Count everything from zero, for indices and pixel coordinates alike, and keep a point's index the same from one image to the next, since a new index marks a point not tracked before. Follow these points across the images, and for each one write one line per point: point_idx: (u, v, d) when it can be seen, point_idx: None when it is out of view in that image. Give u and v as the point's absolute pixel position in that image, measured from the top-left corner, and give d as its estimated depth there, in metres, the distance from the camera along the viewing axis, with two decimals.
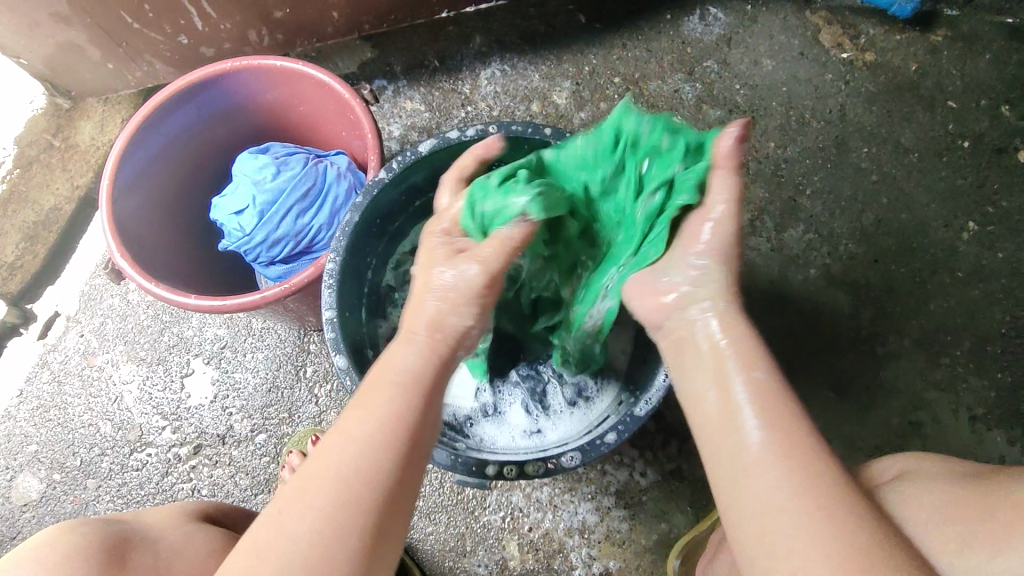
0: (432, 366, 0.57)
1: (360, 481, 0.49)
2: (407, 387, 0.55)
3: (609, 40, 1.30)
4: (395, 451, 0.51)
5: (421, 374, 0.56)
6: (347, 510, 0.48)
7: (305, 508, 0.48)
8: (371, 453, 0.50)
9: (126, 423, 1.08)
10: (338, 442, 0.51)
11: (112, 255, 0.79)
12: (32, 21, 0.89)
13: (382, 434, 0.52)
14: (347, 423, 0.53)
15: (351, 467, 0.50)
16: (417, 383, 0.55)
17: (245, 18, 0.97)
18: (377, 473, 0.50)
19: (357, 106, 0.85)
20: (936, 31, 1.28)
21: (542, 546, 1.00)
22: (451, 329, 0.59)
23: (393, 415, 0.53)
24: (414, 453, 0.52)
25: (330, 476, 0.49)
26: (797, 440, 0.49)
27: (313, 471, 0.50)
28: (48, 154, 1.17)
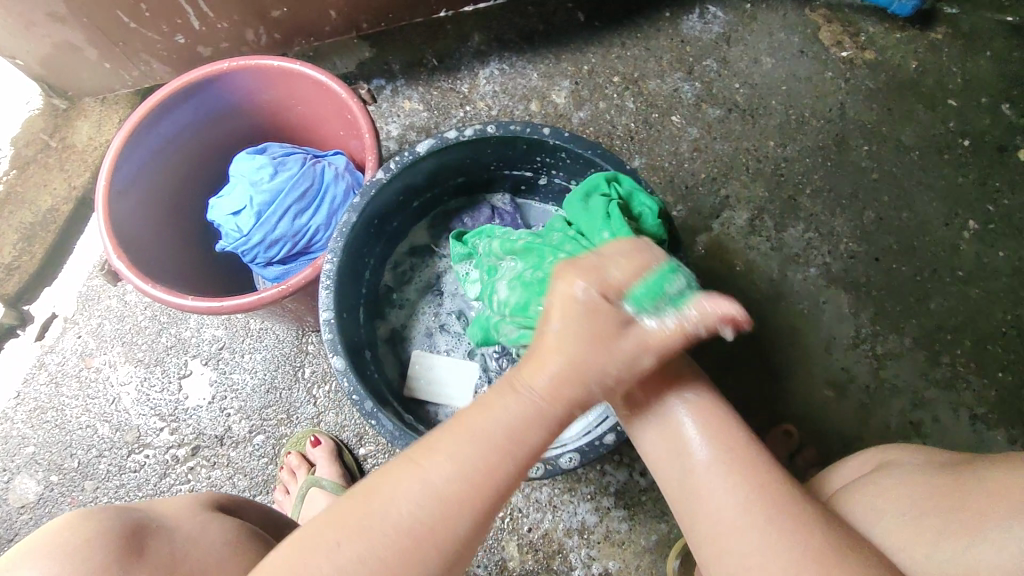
0: (533, 436, 0.53)
1: (430, 538, 0.49)
2: (503, 453, 0.52)
3: (608, 39, 1.29)
4: (472, 516, 0.51)
5: (521, 436, 0.52)
6: (406, 567, 0.49)
7: (363, 553, 0.48)
8: (449, 514, 0.50)
9: (124, 425, 1.07)
10: (415, 490, 0.50)
11: (110, 257, 0.78)
12: (28, 21, 0.89)
13: (462, 495, 0.50)
14: (426, 475, 0.51)
15: (425, 524, 0.49)
16: (515, 449, 0.52)
17: (243, 18, 0.97)
18: (446, 536, 0.50)
19: (354, 105, 0.85)
20: (936, 29, 1.27)
21: (542, 547, 1.00)
22: (579, 396, 0.54)
23: (482, 477, 0.51)
24: (487, 517, 0.52)
25: (396, 528, 0.49)
26: (737, 454, 0.57)
27: (383, 516, 0.50)
28: (45, 154, 1.17)
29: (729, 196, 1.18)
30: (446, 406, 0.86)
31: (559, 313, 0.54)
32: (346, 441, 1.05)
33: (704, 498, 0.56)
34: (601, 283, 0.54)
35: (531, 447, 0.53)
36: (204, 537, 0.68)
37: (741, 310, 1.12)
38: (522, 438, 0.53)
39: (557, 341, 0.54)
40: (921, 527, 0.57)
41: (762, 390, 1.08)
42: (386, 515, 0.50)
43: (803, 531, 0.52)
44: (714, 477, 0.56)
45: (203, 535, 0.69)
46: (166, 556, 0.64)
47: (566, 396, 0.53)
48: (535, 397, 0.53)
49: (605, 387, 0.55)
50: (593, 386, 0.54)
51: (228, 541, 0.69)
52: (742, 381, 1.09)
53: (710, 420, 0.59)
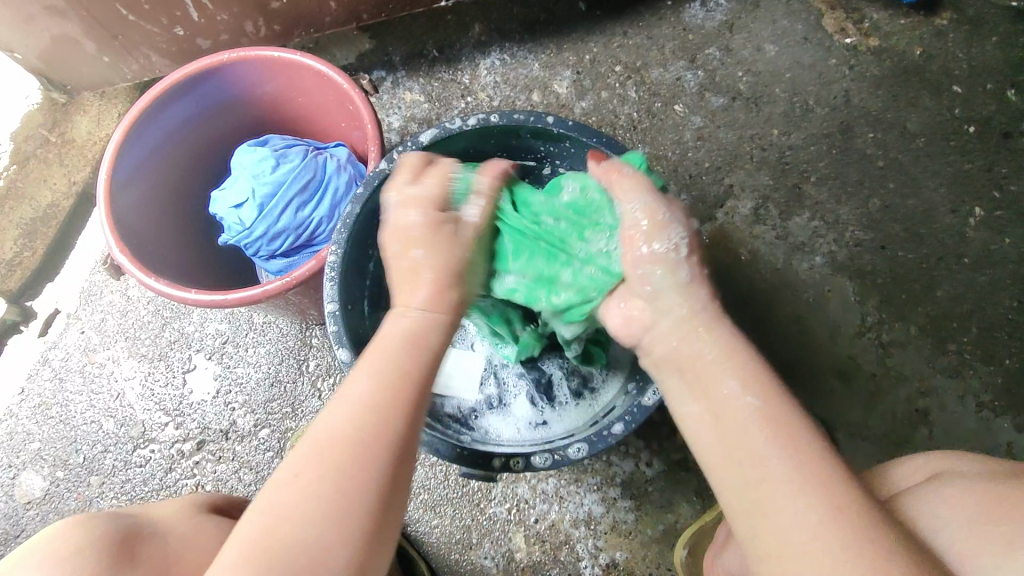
0: (434, 334, 0.60)
1: (368, 440, 0.52)
2: (412, 354, 0.58)
3: (610, 28, 1.28)
4: (400, 413, 0.54)
5: (418, 340, 0.59)
6: (361, 469, 0.51)
7: (320, 469, 0.51)
8: (378, 414, 0.53)
9: (128, 420, 1.07)
10: (344, 403, 0.54)
11: (112, 252, 0.78)
12: (25, 15, 0.88)
13: (383, 393, 0.55)
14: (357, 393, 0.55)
15: (360, 424, 0.53)
16: (418, 346, 0.59)
17: (242, 9, 0.96)
18: (388, 437, 0.53)
19: (356, 97, 0.85)
20: (941, 14, 1.26)
21: (548, 538, 1.00)
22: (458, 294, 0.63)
23: (397, 372, 0.56)
24: (417, 410, 0.56)
25: (347, 445, 0.52)
26: (810, 461, 0.49)
27: (321, 433, 0.53)
28: (45, 149, 1.16)
29: (733, 185, 1.18)
30: (449, 396, 0.84)
31: (409, 245, 0.63)
32: None
33: (777, 518, 0.48)
34: (422, 208, 0.64)
35: (432, 347, 0.59)
36: (199, 542, 0.66)
37: (746, 300, 1.11)
38: (417, 334, 0.59)
39: (414, 253, 0.62)
40: (985, 540, 0.53)
41: None
42: (324, 430, 0.53)
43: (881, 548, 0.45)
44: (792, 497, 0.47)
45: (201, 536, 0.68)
46: (159, 562, 0.62)
47: (447, 297, 0.62)
48: (418, 307, 0.61)
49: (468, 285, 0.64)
50: (453, 285, 0.63)
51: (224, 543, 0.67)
52: None
53: (783, 424, 0.51)
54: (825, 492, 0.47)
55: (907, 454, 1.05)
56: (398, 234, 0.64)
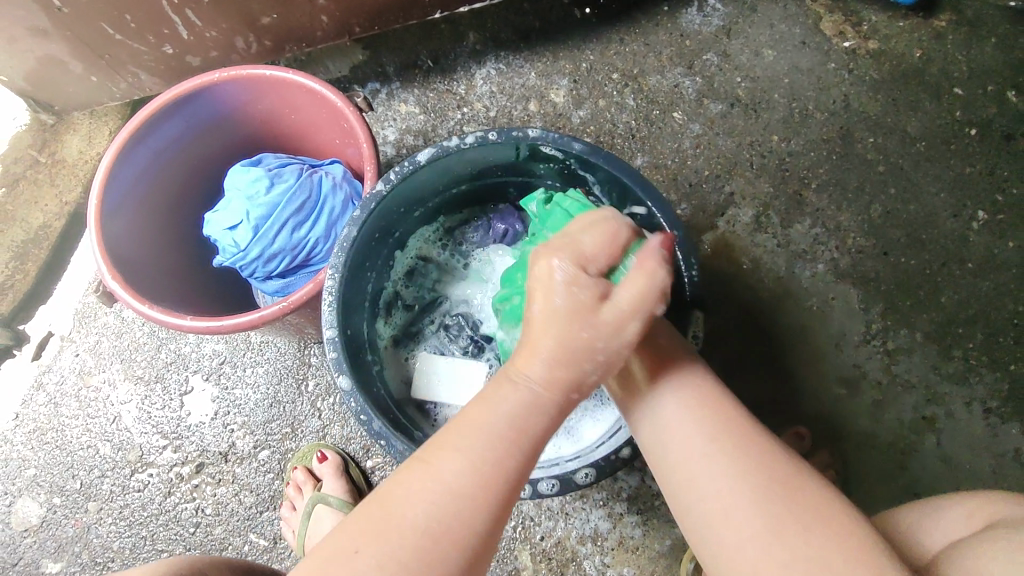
0: (542, 421, 0.54)
1: (450, 554, 0.49)
2: (508, 445, 0.52)
3: (606, 34, 1.27)
4: (487, 509, 0.51)
5: (522, 428, 0.53)
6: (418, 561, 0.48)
7: (379, 554, 0.48)
8: (467, 506, 0.50)
9: (125, 444, 1.05)
10: (440, 509, 0.50)
11: (104, 279, 0.77)
12: (9, 36, 0.86)
13: (475, 485, 0.51)
14: (438, 468, 0.51)
15: (423, 522, 0.49)
16: (517, 443, 0.53)
17: (231, 25, 0.94)
18: (459, 531, 0.50)
19: (351, 115, 0.83)
20: (940, 16, 1.25)
21: (554, 555, 1.00)
22: (577, 381, 0.54)
23: (475, 480, 0.51)
24: (497, 530, 0.52)
25: (413, 534, 0.49)
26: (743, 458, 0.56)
27: (390, 503, 0.51)
28: (35, 169, 1.14)
29: (734, 192, 1.17)
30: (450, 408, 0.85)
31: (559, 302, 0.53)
32: (352, 454, 1.04)
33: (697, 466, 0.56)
34: (574, 257, 0.54)
35: (530, 437, 0.53)
36: None
37: (749, 310, 1.11)
38: (514, 435, 0.53)
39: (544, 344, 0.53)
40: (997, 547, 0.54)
41: (771, 390, 1.08)
42: (399, 510, 0.50)
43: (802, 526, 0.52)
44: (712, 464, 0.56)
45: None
46: None
47: (562, 384, 0.53)
48: (518, 408, 0.53)
49: (586, 367, 0.54)
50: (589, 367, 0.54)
51: None
52: (752, 380, 1.08)
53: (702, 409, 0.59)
54: (736, 448, 0.56)
55: (914, 463, 1.04)
56: (573, 249, 0.55)
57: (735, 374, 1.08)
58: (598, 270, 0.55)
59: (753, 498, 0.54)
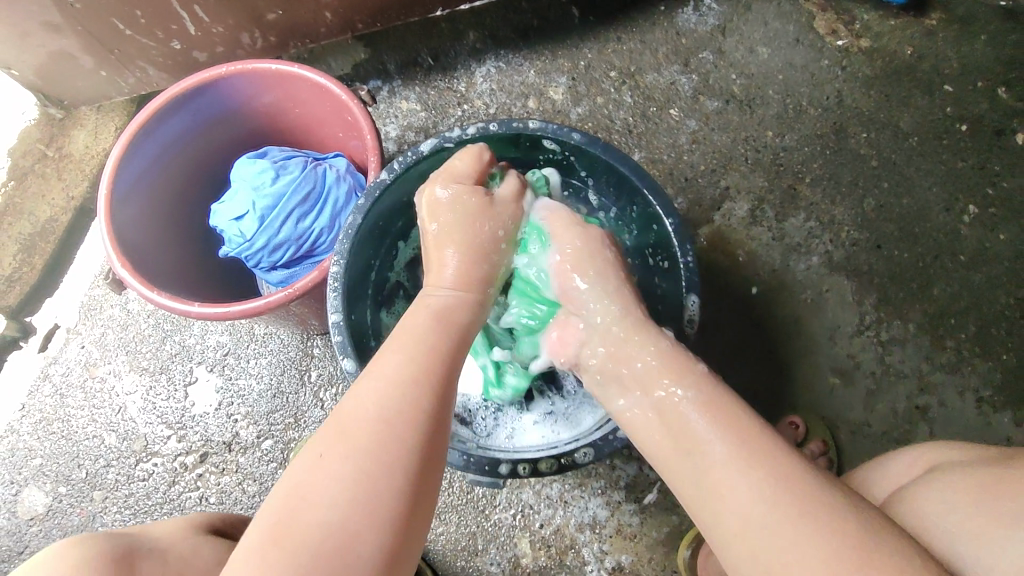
0: (462, 321, 0.66)
1: (398, 427, 0.55)
2: (436, 345, 0.62)
3: (603, 33, 1.29)
4: (428, 394, 0.58)
5: (443, 325, 0.65)
6: (380, 451, 0.53)
7: (341, 453, 0.53)
8: (409, 391, 0.57)
9: (130, 434, 1.07)
10: (385, 398, 0.56)
11: (113, 266, 0.79)
12: (22, 31, 0.92)
13: (413, 373, 0.59)
14: (378, 367, 0.59)
15: (376, 420, 0.54)
16: (444, 334, 0.64)
17: (237, 22, 1.00)
18: (402, 413, 0.55)
19: (355, 107, 0.85)
20: (931, 15, 1.27)
21: (554, 543, 1.02)
22: (475, 276, 0.70)
23: (411, 367, 0.59)
24: (441, 423, 0.58)
25: (366, 420, 0.55)
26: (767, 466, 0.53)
27: (346, 408, 0.56)
28: (43, 163, 1.15)
29: (729, 187, 1.19)
30: None
31: (434, 216, 0.72)
32: None
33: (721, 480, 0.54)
34: (453, 180, 0.73)
35: (454, 334, 0.65)
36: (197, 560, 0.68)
37: (744, 302, 1.12)
38: (439, 331, 0.63)
39: (445, 252, 0.70)
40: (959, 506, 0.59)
41: (766, 380, 1.09)
42: (352, 408, 0.56)
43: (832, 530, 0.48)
44: (768, 524, 0.50)
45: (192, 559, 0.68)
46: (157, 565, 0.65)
47: (471, 281, 0.70)
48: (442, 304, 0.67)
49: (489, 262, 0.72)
50: (481, 266, 0.71)
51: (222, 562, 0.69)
52: (748, 370, 1.10)
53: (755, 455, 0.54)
54: (755, 458, 0.54)
55: None
56: (446, 171, 0.74)
57: (731, 364, 1.10)
58: (469, 185, 0.74)
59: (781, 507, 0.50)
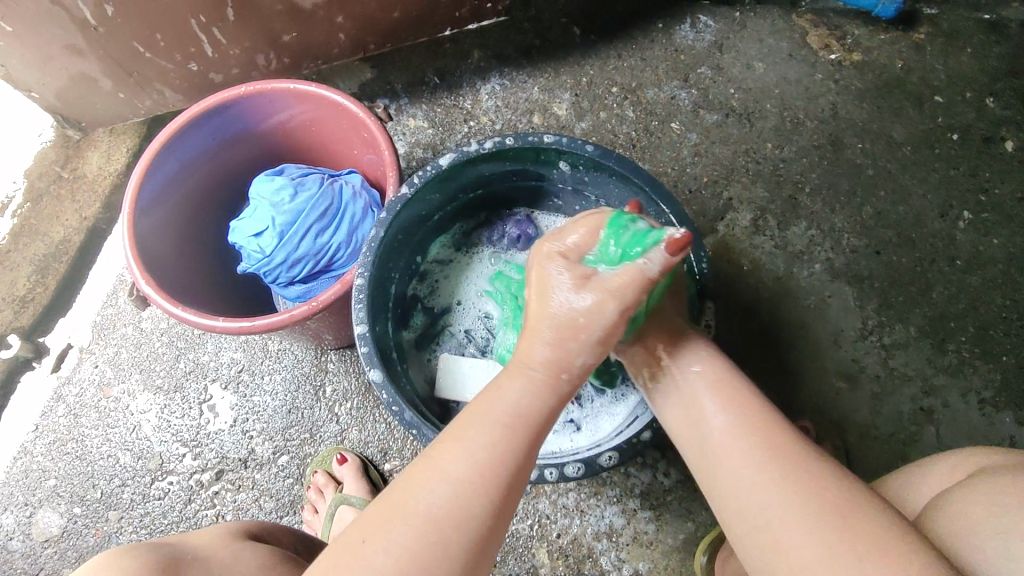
0: (544, 407, 0.58)
1: (452, 532, 0.51)
2: (512, 432, 0.56)
3: (604, 50, 1.33)
4: (490, 495, 0.53)
5: (526, 417, 0.57)
6: (429, 552, 0.50)
7: (389, 543, 0.50)
8: (469, 491, 0.52)
9: (145, 453, 1.07)
10: (443, 494, 0.52)
11: (137, 283, 0.80)
12: (45, 54, 0.96)
13: (481, 470, 0.53)
14: (439, 456, 0.54)
15: (434, 513, 0.51)
16: (523, 431, 0.56)
17: (253, 44, 1.06)
18: (465, 517, 0.51)
19: (372, 124, 0.87)
20: (918, 29, 1.32)
21: (571, 552, 1.02)
22: (571, 367, 0.60)
23: (478, 463, 0.54)
24: (500, 517, 0.54)
25: (418, 520, 0.51)
26: (767, 439, 0.56)
27: (401, 495, 0.53)
28: (57, 185, 1.17)
29: (731, 198, 1.22)
30: None
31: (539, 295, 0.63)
32: (371, 458, 1.05)
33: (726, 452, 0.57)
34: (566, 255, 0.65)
35: (535, 426, 0.57)
36: (238, 565, 0.70)
37: (751, 310, 1.15)
38: (522, 427, 0.56)
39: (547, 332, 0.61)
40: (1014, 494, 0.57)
41: (774, 386, 1.12)
42: (408, 500, 0.52)
43: (812, 500, 0.52)
44: (757, 481, 0.54)
45: (237, 564, 0.70)
46: None
47: (563, 374, 0.60)
48: (522, 398, 0.58)
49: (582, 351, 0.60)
50: (579, 356, 0.60)
51: (261, 566, 0.71)
52: (755, 376, 1.12)
53: (759, 436, 0.57)
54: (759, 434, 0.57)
55: (915, 453, 1.08)
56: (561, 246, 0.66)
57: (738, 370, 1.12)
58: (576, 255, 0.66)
59: (772, 476, 0.54)
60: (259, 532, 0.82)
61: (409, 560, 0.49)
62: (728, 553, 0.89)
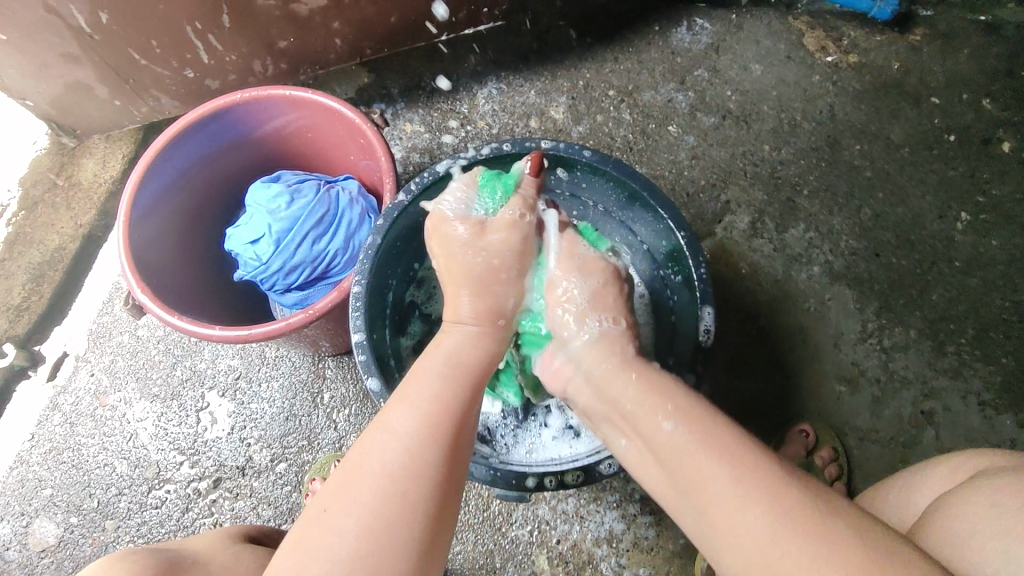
0: (473, 355, 0.67)
1: (412, 480, 0.53)
2: (452, 378, 0.63)
3: (600, 53, 1.32)
4: (443, 440, 0.57)
5: (460, 365, 0.65)
6: (393, 503, 0.51)
7: (353, 500, 0.51)
8: (423, 438, 0.56)
9: (142, 461, 1.06)
10: (398, 443, 0.55)
11: (132, 291, 0.80)
12: (40, 62, 0.95)
13: (430, 417, 0.58)
14: (391, 414, 0.58)
15: (393, 464, 0.53)
16: (460, 375, 0.64)
17: (249, 49, 1.06)
18: (424, 462, 0.54)
19: (368, 130, 0.86)
20: (915, 31, 1.32)
21: (571, 558, 1.02)
22: (501, 307, 0.73)
23: (428, 412, 0.58)
24: (455, 466, 0.57)
25: (378, 473, 0.53)
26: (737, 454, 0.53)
27: (359, 455, 0.55)
28: (52, 192, 1.16)
29: (729, 201, 1.21)
30: None
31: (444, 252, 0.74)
32: None
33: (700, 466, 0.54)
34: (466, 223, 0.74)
35: (470, 375, 0.64)
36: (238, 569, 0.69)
37: (749, 313, 1.15)
38: (461, 378, 0.63)
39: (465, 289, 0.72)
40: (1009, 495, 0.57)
41: (773, 389, 1.11)
42: (365, 454, 0.55)
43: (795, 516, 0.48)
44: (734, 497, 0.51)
45: (237, 566, 0.70)
46: None
47: (490, 317, 0.72)
48: (460, 344, 0.68)
49: (499, 296, 0.73)
50: (494, 297, 0.73)
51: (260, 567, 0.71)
52: (754, 379, 1.12)
53: (719, 443, 0.55)
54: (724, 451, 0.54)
55: (915, 455, 1.08)
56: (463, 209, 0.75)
57: (736, 373, 1.12)
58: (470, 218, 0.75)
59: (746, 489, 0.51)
60: (258, 534, 0.82)
61: (375, 511, 0.51)
62: None
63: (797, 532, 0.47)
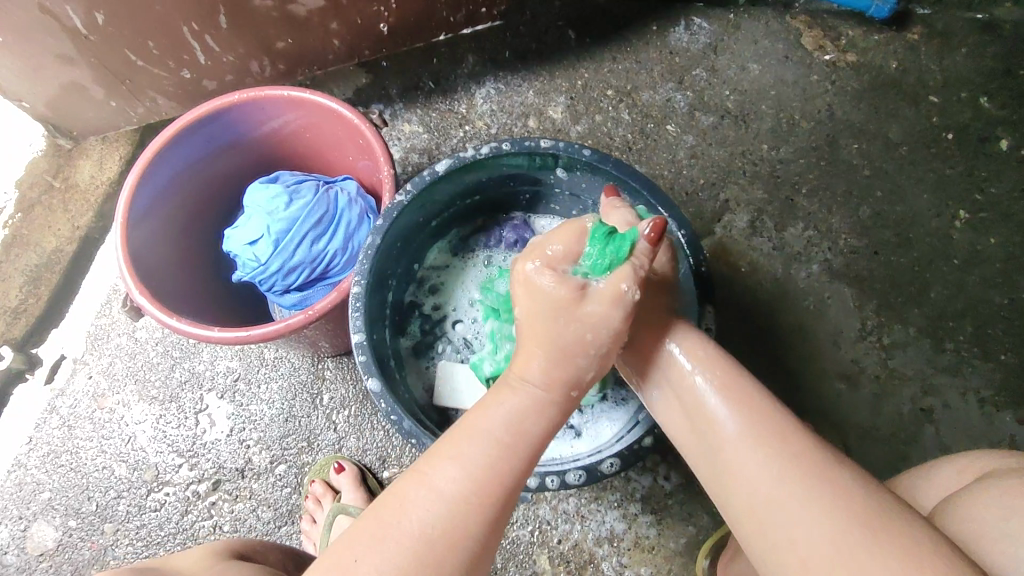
0: (537, 423, 0.59)
1: (444, 553, 0.50)
2: (507, 445, 0.56)
3: (598, 53, 1.32)
4: (485, 513, 0.53)
5: (519, 429, 0.57)
6: (420, 573, 0.49)
7: (377, 562, 0.49)
8: (464, 508, 0.52)
9: (141, 464, 1.06)
10: (436, 511, 0.52)
11: (130, 294, 0.79)
12: (37, 64, 0.95)
13: (475, 486, 0.53)
14: (431, 472, 0.54)
15: (428, 533, 0.51)
16: (516, 444, 0.57)
17: (247, 50, 1.06)
18: (461, 535, 0.51)
19: (367, 130, 0.86)
20: (912, 29, 1.32)
21: (572, 558, 1.02)
22: (577, 378, 0.61)
23: (475, 482, 0.53)
24: (491, 535, 0.53)
25: (410, 538, 0.50)
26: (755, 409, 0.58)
27: (392, 510, 0.52)
28: (49, 194, 1.16)
29: (728, 200, 1.21)
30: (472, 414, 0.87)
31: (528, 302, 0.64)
32: (369, 465, 1.05)
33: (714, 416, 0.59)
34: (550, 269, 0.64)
35: (530, 439, 0.58)
36: None
37: (749, 312, 1.14)
38: (518, 444, 0.57)
39: (538, 347, 0.61)
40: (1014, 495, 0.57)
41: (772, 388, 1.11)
42: (399, 514, 0.52)
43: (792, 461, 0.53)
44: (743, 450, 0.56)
45: None
46: None
47: (560, 383, 0.60)
48: (522, 407, 0.58)
49: (580, 362, 0.61)
50: (574, 364, 0.61)
51: None
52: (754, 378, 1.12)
53: (738, 394, 0.59)
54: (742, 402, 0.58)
55: (915, 453, 1.08)
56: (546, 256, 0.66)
57: None
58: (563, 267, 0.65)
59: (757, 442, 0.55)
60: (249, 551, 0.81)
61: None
62: (729, 556, 0.89)
63: (795, 484, 0.52)
